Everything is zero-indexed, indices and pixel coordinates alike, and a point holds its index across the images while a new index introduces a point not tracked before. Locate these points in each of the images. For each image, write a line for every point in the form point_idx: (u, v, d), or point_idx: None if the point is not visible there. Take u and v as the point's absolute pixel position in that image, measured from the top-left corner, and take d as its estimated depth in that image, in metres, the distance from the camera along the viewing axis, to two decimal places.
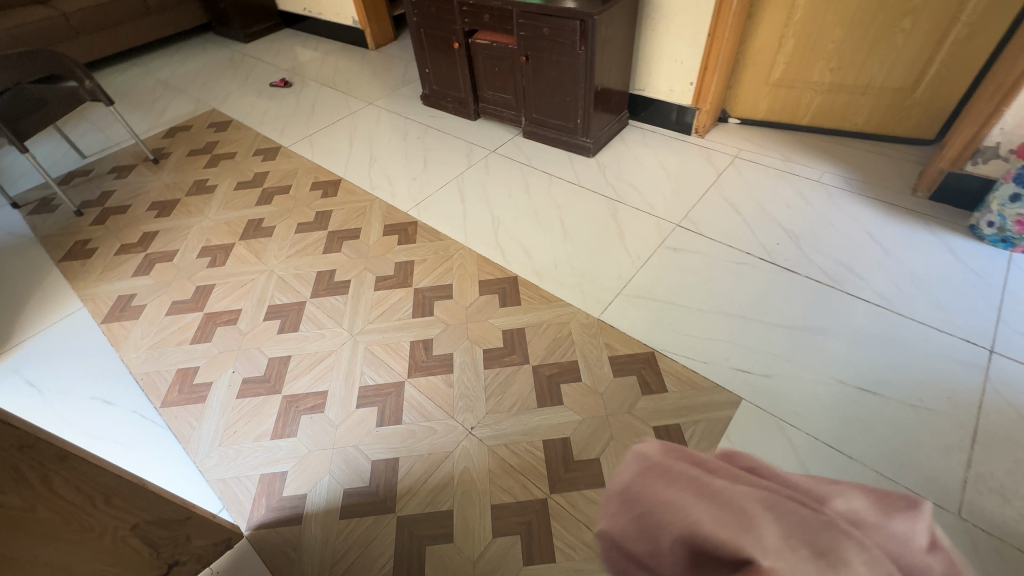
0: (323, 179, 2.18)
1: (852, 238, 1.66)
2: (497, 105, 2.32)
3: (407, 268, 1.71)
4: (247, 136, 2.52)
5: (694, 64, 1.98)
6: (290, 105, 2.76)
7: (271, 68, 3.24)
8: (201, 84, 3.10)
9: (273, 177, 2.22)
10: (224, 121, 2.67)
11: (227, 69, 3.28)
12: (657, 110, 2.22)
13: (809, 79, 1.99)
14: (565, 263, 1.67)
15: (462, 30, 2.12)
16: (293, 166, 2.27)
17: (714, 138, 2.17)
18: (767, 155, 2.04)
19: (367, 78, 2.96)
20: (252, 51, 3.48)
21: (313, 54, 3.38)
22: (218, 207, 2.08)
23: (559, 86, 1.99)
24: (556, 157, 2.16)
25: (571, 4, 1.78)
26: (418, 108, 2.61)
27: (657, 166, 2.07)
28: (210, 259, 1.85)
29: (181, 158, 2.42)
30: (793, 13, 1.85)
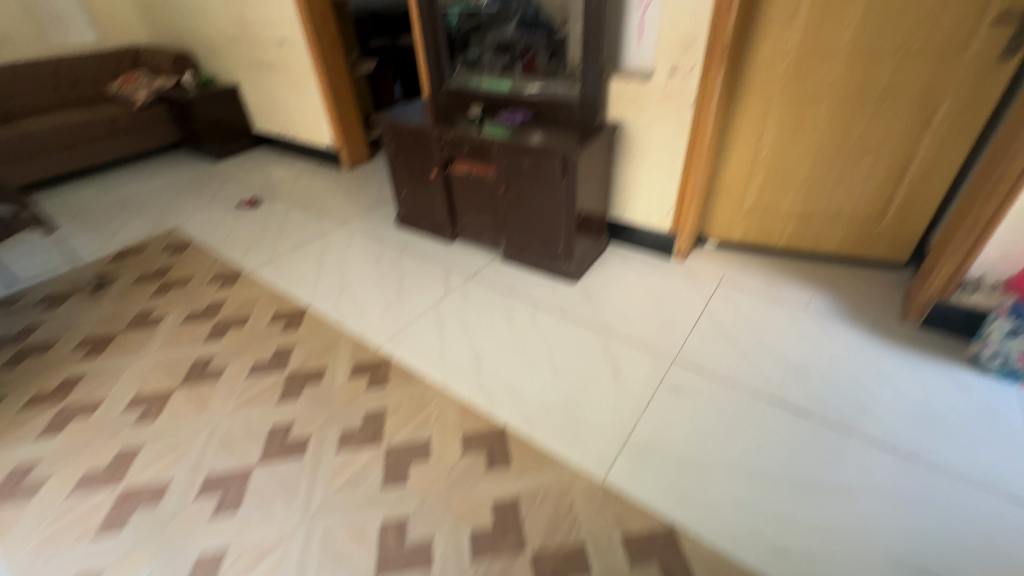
0: (287, 309, 2.00)
1: (857, 372, 1.57)
2: (475, 229, 2.27)
3: (378, 420, 1.49)
4: (205, 260, 2.36)
5: (671, 194, 2.01)
6: (257, 226, 2.65)
7: (240, 187, 3.18)
8: (164, 203, 2.99)
9: (229, 307, 2.02)
10: (182, 243, 2.51)
11: (193, 187, 3.20)
12: (636, 235, 2.22)
13: (780, 207, 2.05)
14: (558, 409, 1.49)
15: (440, 159, 2.12)
16: (254, 294, 2.09)
17: (695, 261, 2.16)
18: (751, 280, 2.02)
19: (340, 198, 2.93)
20: (222, 169, 3.45)
21: (285, 173, 3.37)
22: (161, 344, 1.84)
23: (539, 214, 1.97)
24: (538, 283, 2.08)
25: (551, 141, 1.81)
26: (392, 229, 2.55)
27: (642, 291, 2.00)
28: (140, 412, 1.57)
29: (127, 285, 2.20)
30: (760, 150, 1.94)
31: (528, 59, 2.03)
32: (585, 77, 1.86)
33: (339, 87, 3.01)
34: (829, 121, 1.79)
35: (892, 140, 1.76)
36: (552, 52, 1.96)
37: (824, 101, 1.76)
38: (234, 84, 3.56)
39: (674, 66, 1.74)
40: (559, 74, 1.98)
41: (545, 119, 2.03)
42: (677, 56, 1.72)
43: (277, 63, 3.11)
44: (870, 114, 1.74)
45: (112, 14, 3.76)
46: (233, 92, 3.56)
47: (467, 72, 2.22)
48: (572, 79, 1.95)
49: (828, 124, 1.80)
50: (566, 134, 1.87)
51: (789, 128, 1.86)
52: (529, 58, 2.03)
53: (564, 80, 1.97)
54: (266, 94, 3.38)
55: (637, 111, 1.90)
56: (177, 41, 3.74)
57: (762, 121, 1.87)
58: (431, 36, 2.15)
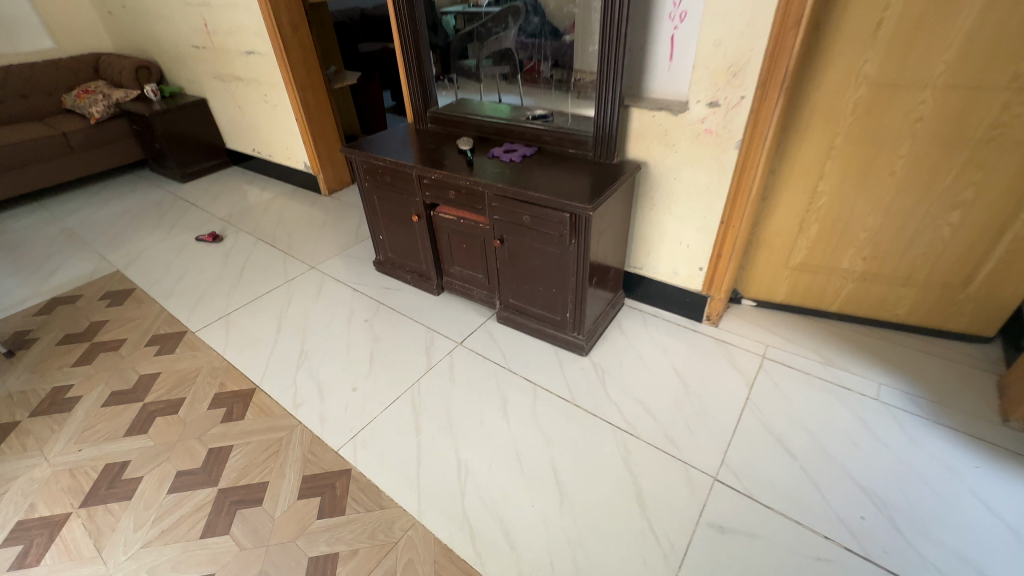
0: (232, 388, 1.63)
1: (956, 506, 1.20)
2: (466, 282, 1.90)
3: (325, 572, 1.12)
4: (147, 315, 1.99)
5: (704, 249, 1.64)
6: (214, 269, 2.29)
7: (204, 215, 2.81)
8: (114, 236, 2.62)
9: (162, 384, 1.66)
10: (124, 291, 2.15)
11: (151, 215, 2.83)
12: (658, 292, 1.85)
13: (837, 264, 1.67)
14: (566, 560, 1.12)
15: (422, 202, 1.75)
16: (195, 366, 1.73)
17: (730, 326, 1.79)
18: (801, 354, 1.65)
19: (313, 231, 2.56)
20: (187, 192, 3.09)
21: (256, 198, 3.00)
22: (69, 440, 1.47)
23: (542, 275, 1.59)
24: (540, 355, 1.70)
25: (558, 189, 1.44)
26: (369, 275, 2.17)
27: (668, 369, 1.62)
28: (20, 550, 1.21)
29: (47, 349, 1.84)
30: (817, 198, 1.56)
31: (530, 78, 1.65)
32: (601, 105, 1.49)
33: (314, 102, 2.64)
34: (909, 167, 1.42)
35: (991, 192, 1.38)
36: (560, 69, 1.57)
37: (903, 143, 1.39)
38: (202, 97, 3.20)
39: (713, 98, 1.37)
40: (568, 98, 1.59)
41: (550, 155, 1.67)
42: (719, 86, 1.35)
43: (246, 76, 2.75)
44: (964, 160, 1.36)
45: (71, 19, 3.40)
46: (201, 107, 3.19)
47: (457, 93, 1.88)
48: (585, 104, 1.56)
49: (906, 170, 1.43)
50: (575, 179, 1.50)
51: (855, 173, 1.48)
52: (532, 76, 1.65)
53: (574, 105, 1.59)
54: (236, 109, 3.02)
55: (663, 150, 1.53)
56: (142, 50, 3.38)
57: (822, 164, 1.50)
58: (416, 52, 1.82)
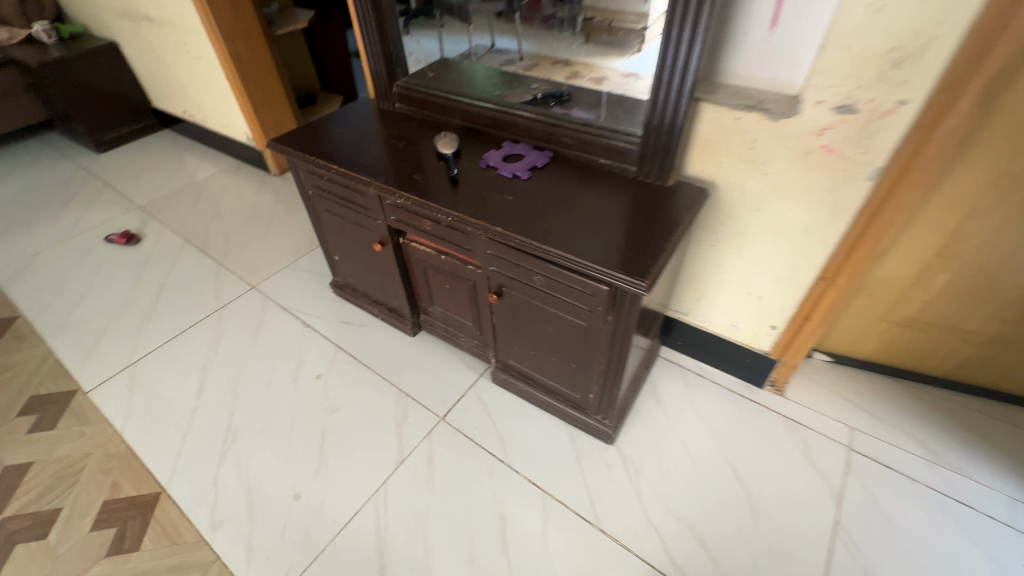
0: (128, 494, 1.18)
1: None
2: (450, 326, 1.43)
3: None
4: (27, 363, 1.50)
5: (784, 305, 1.17)
6: (125, 286, 1.76)
7: (119, 199, 2.22)
8: (1, 232, 2.04)
9: (32, 485, 1.21)
10: (2, 322, 1.64)
11: (53, 199, 2.24)
12: (706, 344, 1.39)
13: (959, 324, 1.22)
14: None
15: (387, 226, 1.23)
16: (82, 452, 1.27)
17: (800, 395, 1.34)
18: (900, 445, 1.23)
19: (257, 228, 2.01)
20: (102, 166, 2.47)
21: (189, 176, 2.39)
22: None
23: (558, 345, 1.12)
24: (549, 442, 1.27)
25: (588, 237, 0.93)
26: (324, 300, 1.67)
27: (724, 467, 1.20)
28: None
29: None
30: (959, 242, 1.08)
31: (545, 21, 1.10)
32: (657, 100, 0.96)
33: (249, 54, 2.00)
34: None
35: None
36: (567, 7, 1.04)
37: None
38: (112, 41, 2.49)
39: (847, 100, 0.84)
40: (579, 48, 1.09)
41: (571, 165, 1.13)
42: (861, 82, 0.82)
43: (157, 15, 2.07)
44: None
45: None
46: (111, 54, 2.49)
47: (437, 54, 1.32)
48: (602, 54, 1.07)
49: None
50: (612, 216, 0.99)
51: None
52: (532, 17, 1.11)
53: (586, 58, 1.10)
54: (154, 58, 2.34)
55: (746, 169, 1.01)
56: None
57: (982, 197, 1.00)
58: None
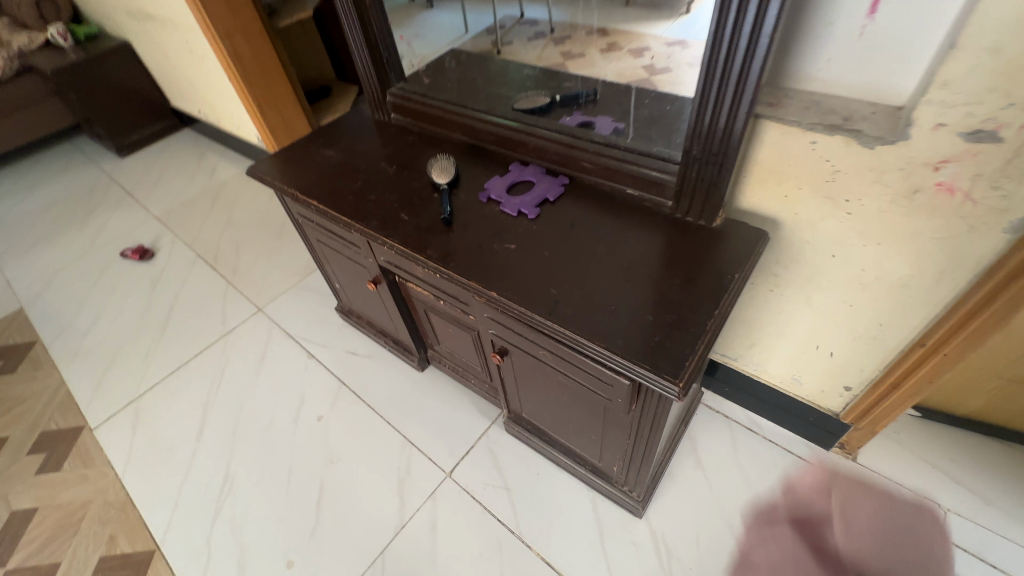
0: (122, 550, 1.13)
1: None
2: (458, 366, 1.27)
3: None
4: (40, 394, 1.48)
5: (864, 366, 0.92)
6: (137, 307, 1.72)
7: (137, 208, 2.18)
8: (27, 246, 2.05)
9: (35, 535, 1.18)
10: (21, 347, 1.63)
11: (77, 209, 2.23)
12: (758, 394, 1.17)
13: None
14: None
15: (378, 266, 1.07)
16: (83, 499, 1.23)
17: (877, 462, 1.10)
18: (1011, 537, 0.98)
19: (268, 240, 1.91)
20: (125, 171, 2.44)
21: (205, 180, 2.31)
22: None
23: (574, 412, 0.94)
24: (566, 510, 1.11)
25: (604, 311, 0.73)
26: (330, 326, 1.56)
27: (777, 555, 1.00)
28: None
29: None
30: None
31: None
32: (702, 124, 0.72)
33: (250, 52, 1.84)
34: None
35: None
36: None
37: None
38: (125, 40, 2.40)
39: (983, 124, 0.58)
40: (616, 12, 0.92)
41: (590, 196, 0.92)
42: (1011, 100, 0.55)
43: (158, 12, 1.94)
44: None
45: None
46: (125, 54, 2.41)
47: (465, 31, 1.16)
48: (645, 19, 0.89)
49: None
50: (639, 275, 0.77)
51: None
52: None
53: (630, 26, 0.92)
54: (164, 57, 2.24)
55: (821, 207, 0.77)
56: None
57: None
58: None
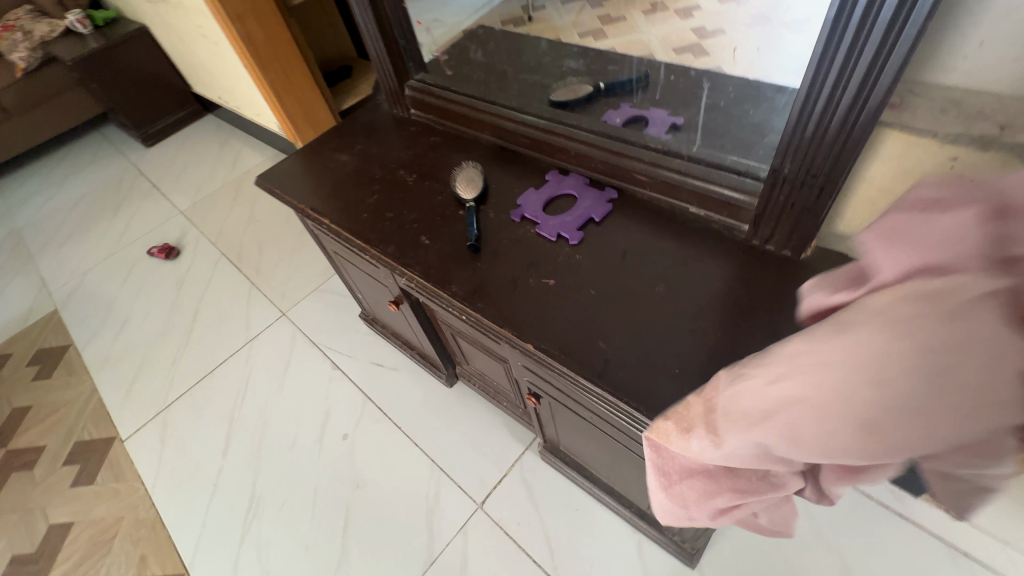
0: (153, 572, 1.12)
1: None
2: (489, 387, 1.16)
3: None
4: (74, 401, 1.49)
5: None
6: (164, 310, 1.69)
7: (163, 202, 2.14)
8: (61, 242, 2.06)
9: (71, 551, 1.19)
10: (56, 351, 1.64)
11: (107, 203, 2.21)
12: None
13: None
14: None
15: (399, 289, 0.96)
16: (115, 515, 1.23)
17: None
18: None
19: (290, 236, 1.83)
20: (151, 162, 2.40)
21: (228, 170, 2.24)
22: None
23: (622, 462, 0.82)
24: (607, 553, 1.01)
25: (665, 375, 0.59)
26: (355, 334, 1.48)
27: None
28: None
29: None
30: None
31: None
32: (800, 139, 0.56)
33: (263, 33, 1.71)
34: None
35: None
36: None
37: None
38: (142, 24, 2.32)
39: None
40: None
41: (644, 215, 0.77)
42: None
43: None
44: None
45: None
46: (143, 38, 2.32)
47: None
48: None
49: None
50: (706, 325, 0.63)
51: None
52: None
53: None
54: (180, 42, 2.14)
55: None
56: None
57: None
58: None
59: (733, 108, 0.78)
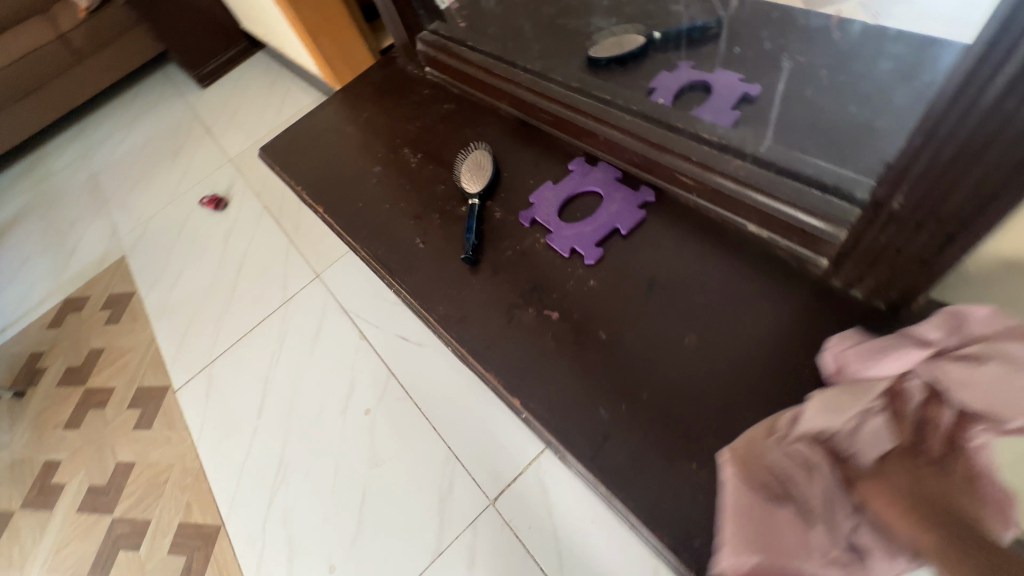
0: (196, 520, 1.22)
1: None
2: None
3: None
4: (137, 348, 1.60)
5: None
6: (212, 262, 1.74)
7: (215, 148, 2.16)
8: (129, 187, 2.16)
9: (132, 489, 1.32)
10: (124, 296, 1.76)
11: (167, 147, 2.27)
12: None
13: None
14: None
15: None
16: (168, 461, 1.33)
17: None
18: None
19: None
20: (206, 104, 2.41)
21: (274, 113, 2.19)
22: (45, 564, 1.27)
23: None
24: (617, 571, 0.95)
25: (671, 467, 0.47)
26: (383, 302, 1.43)
27: None
28: None
29: (50, 391, 1.60)
30: None
31: None
32: (937, 159, 0.36)
33: None
34: None
35: None
36: None
37: None
38: None
39: None
40: None
41: (685, 230, 0.59)
42: None
43: None
44: None
45: None
46: None
47: None
48: None
49: None
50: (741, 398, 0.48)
51: None
52: None
53: None
54: None
55: None
56: None
57: None
58: None
59: (822, 106, 0.60)
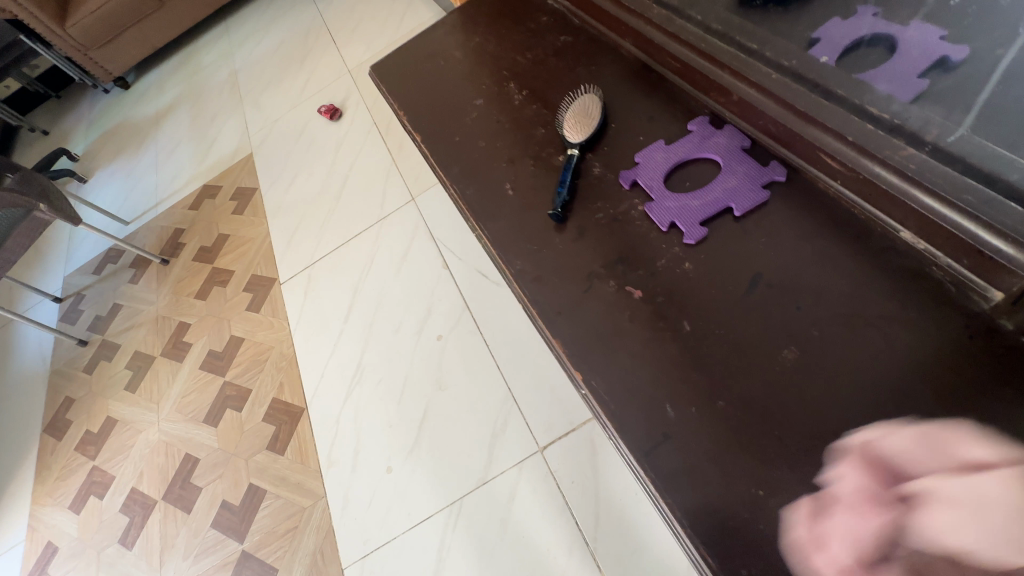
0: (285, 400, 1.40)
1: None
2: None
3: None
4: (254, 240, 1.79)
5: None
6: (323, 171, 1.85)
7: (338, 57, 2.21)
8: (262, 87, 2.32)
9: (240, 361, 1.53)
10: (248, 191, 1.95)
11: (296, 52, 2.37)
12: None
13: None
14: None
15: None
16: (269, 343, 1.52)
17: None
18: None
19: None
20: (335, 11, 2.44)
21: (395, 26, 2.17)
22: (173, 405, 1.55)
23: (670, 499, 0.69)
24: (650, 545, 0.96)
25: (730, 486, 0.42)
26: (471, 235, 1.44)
27: None
28: (128, 519, 1.40)
29: (187, 264, 1.87)
30: None
31: None
32: None
33: None
34: None
35: None
36: None
37: None
38: None
39: None
40: None
41: (814, 222, 0.50)
42: None
43: None
44: None
45: None
46: None
47: None
48: None
49: None
50: (836, 435, 0.41)
51: None
52: None
53: None
54: None
55: None
56: None
57: None
58: None
59: None
